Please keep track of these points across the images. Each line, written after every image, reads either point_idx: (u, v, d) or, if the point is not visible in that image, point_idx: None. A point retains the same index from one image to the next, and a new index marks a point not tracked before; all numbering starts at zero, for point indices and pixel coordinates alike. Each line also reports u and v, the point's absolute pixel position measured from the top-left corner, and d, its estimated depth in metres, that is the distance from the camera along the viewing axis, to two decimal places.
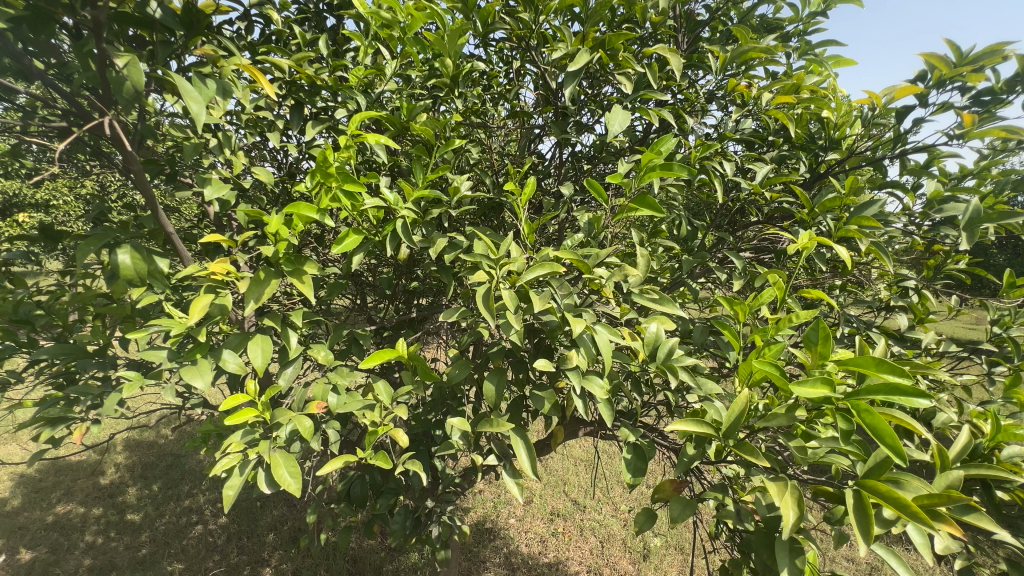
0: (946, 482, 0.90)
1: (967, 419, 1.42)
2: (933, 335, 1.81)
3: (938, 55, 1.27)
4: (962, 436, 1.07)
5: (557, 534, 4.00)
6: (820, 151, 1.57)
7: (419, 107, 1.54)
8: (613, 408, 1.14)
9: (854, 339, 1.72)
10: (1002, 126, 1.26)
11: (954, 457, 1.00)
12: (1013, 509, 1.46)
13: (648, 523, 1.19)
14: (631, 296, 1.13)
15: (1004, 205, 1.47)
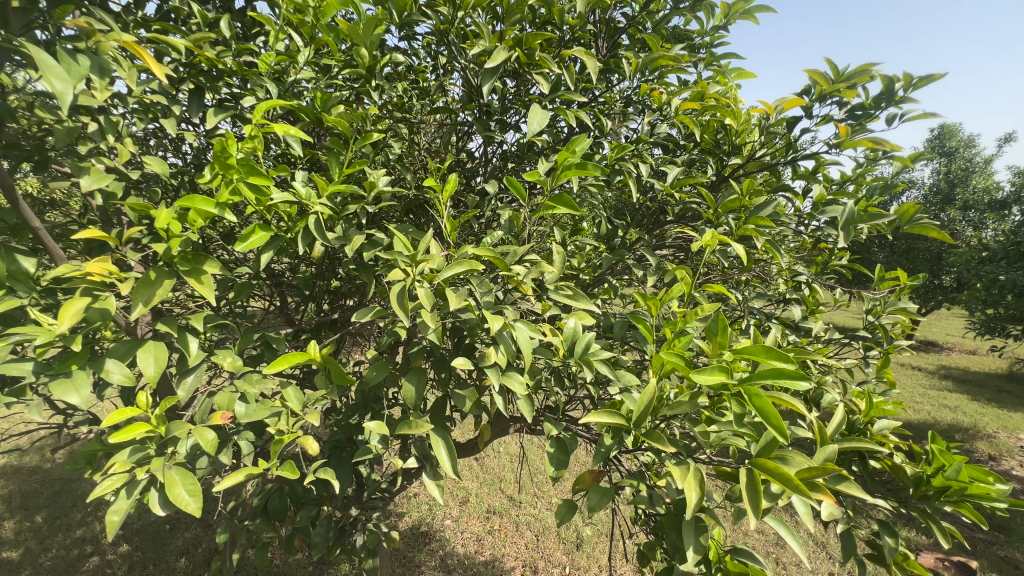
0: (824, 456, 1.00)
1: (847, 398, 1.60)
2: (822, 325, 2.02)
3: (820, 72, 1.41)
4: (840, 412, 1.19)
5: (493, 531, 4.02)
6: (725, 156, 1.68)
7: (335, 98, 1.46)
8: (534, 404, 1.15)
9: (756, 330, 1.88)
10: (870, 138, 1.42)
11: (833, 433, 1.11)
12: (883, 476, 1.66)
13: (569, 515, 1.21)
14: (548, 293, 1.14)
15: (874, 208, 1.67)
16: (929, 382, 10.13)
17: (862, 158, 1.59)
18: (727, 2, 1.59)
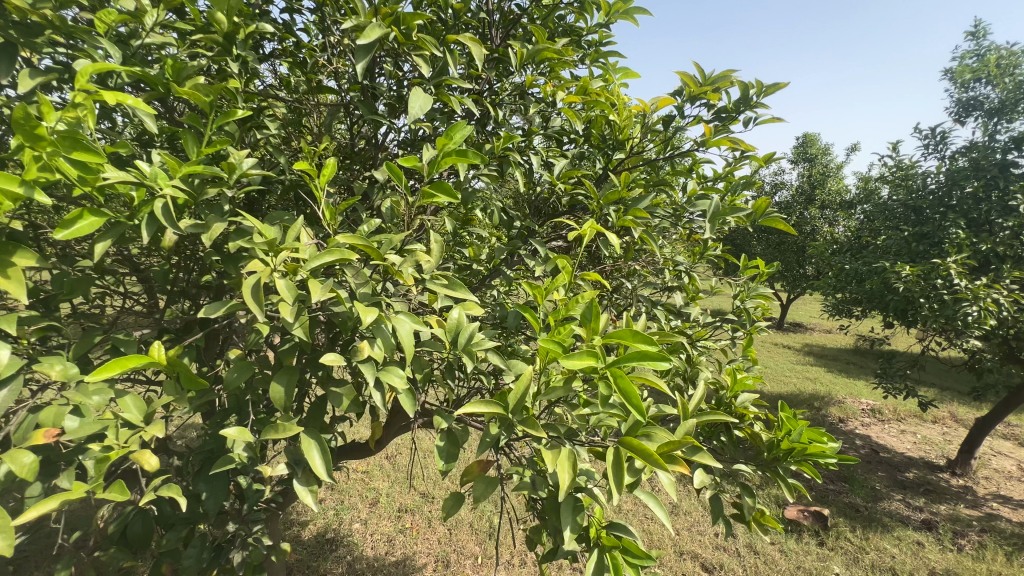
0: (685, 430, 1.08)
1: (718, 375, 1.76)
2: (699, 310, 2.21)
3: (688, 75, 1.52)
4: (703, 390, 1.29)
5: (405, 530, 3.93)
6: (610, 150, 1.76)
7: (190, 67, 1.29)
8: (416, 397, 1.12)
9: (641, 316, 2.02)
10: (730, 138, 1.56)
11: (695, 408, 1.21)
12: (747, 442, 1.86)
13: (456, 507, 1.20)
14: (425, 283, 1.11)
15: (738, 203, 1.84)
16: (796, 359, 11.68)
17: (727, 156, 1.74)
18: (609, 2, 1.66)
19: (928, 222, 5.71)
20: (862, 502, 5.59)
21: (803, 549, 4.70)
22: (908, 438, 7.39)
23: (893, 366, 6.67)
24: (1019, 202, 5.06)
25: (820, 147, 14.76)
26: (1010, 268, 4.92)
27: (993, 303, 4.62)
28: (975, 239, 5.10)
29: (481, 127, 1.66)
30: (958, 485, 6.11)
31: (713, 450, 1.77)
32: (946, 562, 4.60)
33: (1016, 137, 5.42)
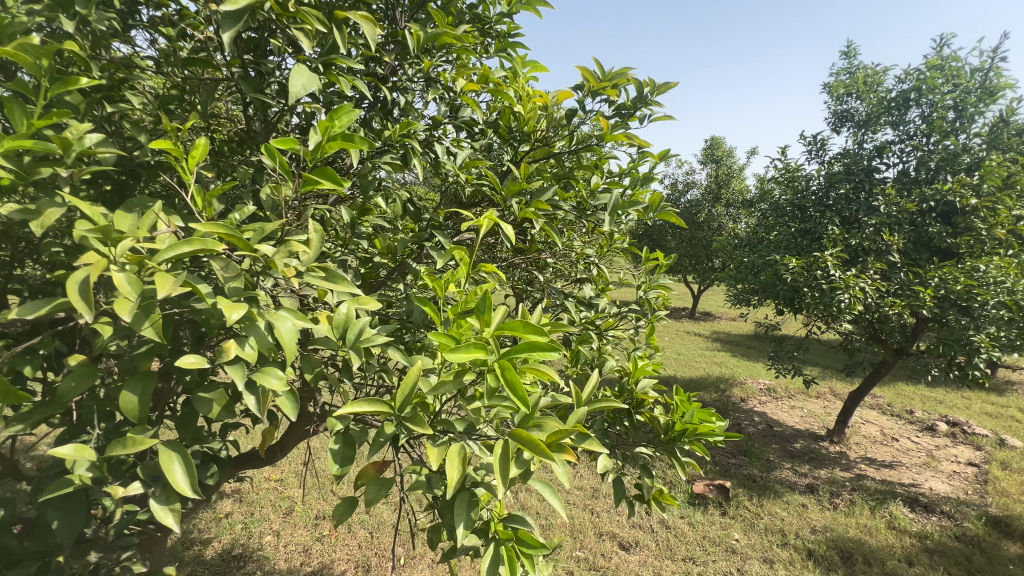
0: (576, 417, 1.11)
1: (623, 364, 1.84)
2: (609, 301, 2.31)
3: (587, 70, 1.55)
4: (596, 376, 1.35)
5: (323, 537, 3.73)
6: (517, 142, 1.76)
7: (16, 25, 1.09)
8: (298, 399, 1.05)
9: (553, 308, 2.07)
10: (627, 135, 1.62)
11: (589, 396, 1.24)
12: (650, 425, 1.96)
13: (348, 513, 1.14)
14: (303, 275, 1.04)
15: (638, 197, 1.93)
16: (705, 345, 12.65)
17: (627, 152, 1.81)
18: None
19: (810, 219, 6.42)
20: (758, 472, 6.20)
21: (708, 520, 5.11)
22: (796, 413, 8.30)
23: (783, 349, 7.44)
24: (880, 203, 5.83)
25: (725, 150, 16.04)
26: (873, 261, 5.66)
27: (860, 290, 5.30)
28: (846, 235, 5.81)
29: (386, 112, 1.62)
30: (834, 451, 6.96)
31: (619, 434, 1.85)
32: (825, 520, 5.21)
33: (878, 146, 6.24)
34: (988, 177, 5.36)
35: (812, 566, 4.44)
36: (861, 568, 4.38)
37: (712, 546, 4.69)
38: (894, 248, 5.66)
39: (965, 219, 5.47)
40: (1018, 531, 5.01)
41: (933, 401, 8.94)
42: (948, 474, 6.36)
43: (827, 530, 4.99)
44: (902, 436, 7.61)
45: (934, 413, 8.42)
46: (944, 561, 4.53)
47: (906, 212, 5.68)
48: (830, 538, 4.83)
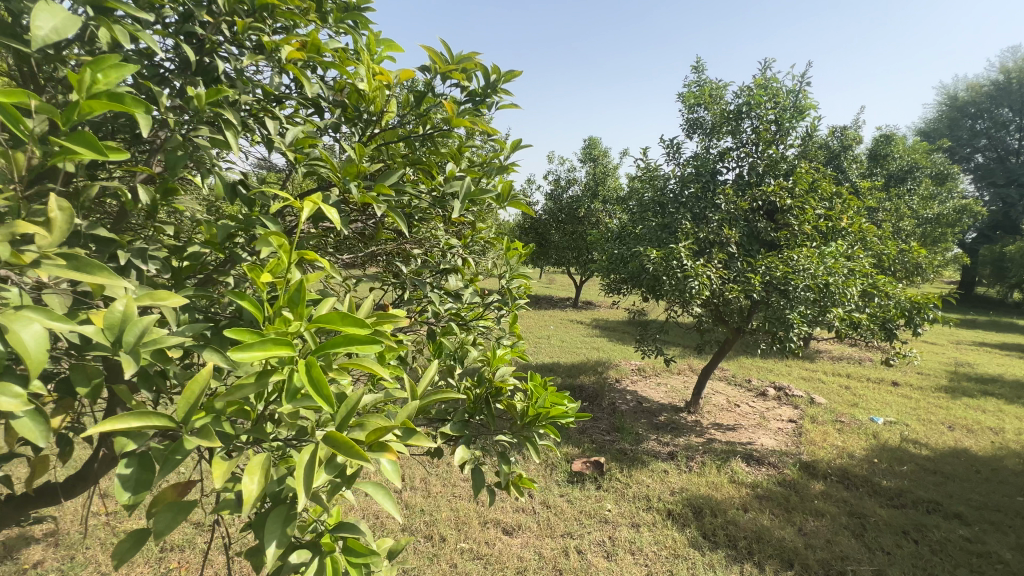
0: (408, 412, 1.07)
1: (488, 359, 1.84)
2: (474, 290, 2.34)
3: (432, 50, 1.52)
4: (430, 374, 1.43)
5: (169, 572, 3.24)
6: (364, 123, 1.68)
7: None
8: (48, 419, 0.86)
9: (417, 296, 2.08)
10: (476, 120, 1.62)
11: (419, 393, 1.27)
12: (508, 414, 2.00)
13: (135, 549, 0.96)
14: (48, 267, 0.85)
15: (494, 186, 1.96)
16: (585, 332, 13.52)
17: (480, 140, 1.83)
18: None
19: (668, 215, 7.14)
20: (628, 446, 6.78)
21: (585, 495, 5.47)
22: (661, 388, 9.27)
23: (649, 332, 8.23)
24: (721, 201, 6.74)
25: (601, 149, 17.17)
26: (717, 252, 6.48)
27: (707, 278, 6.04)
28: (696, 229, 6.57)
29: (206, 78, 1.49)
30: (691, 420, 7.89)
31: (480, 424, 1.87)
32: (682, 481, 5.89)
33: (720, 151, 7.15)
34: (799, 182, 6.44)
35: (671, 524, 4.98)
36: (709, 520, 5.02)
37: (588, 518, 5.03)
38: (732, 240, 6.54)
39: (784, 217, 6.51)
40: (821, 471, 6.15)
41: (765, 371, 10.59)
42: (774, 430, 7.59)
43: (683, 490, 5.64)
44: (741, 401, 8.91)
45: (765, 380, 9.99)
46: (770, 504, 5.39)
47: (741, 210, 6.68)
48: (685, 497, 5.47)
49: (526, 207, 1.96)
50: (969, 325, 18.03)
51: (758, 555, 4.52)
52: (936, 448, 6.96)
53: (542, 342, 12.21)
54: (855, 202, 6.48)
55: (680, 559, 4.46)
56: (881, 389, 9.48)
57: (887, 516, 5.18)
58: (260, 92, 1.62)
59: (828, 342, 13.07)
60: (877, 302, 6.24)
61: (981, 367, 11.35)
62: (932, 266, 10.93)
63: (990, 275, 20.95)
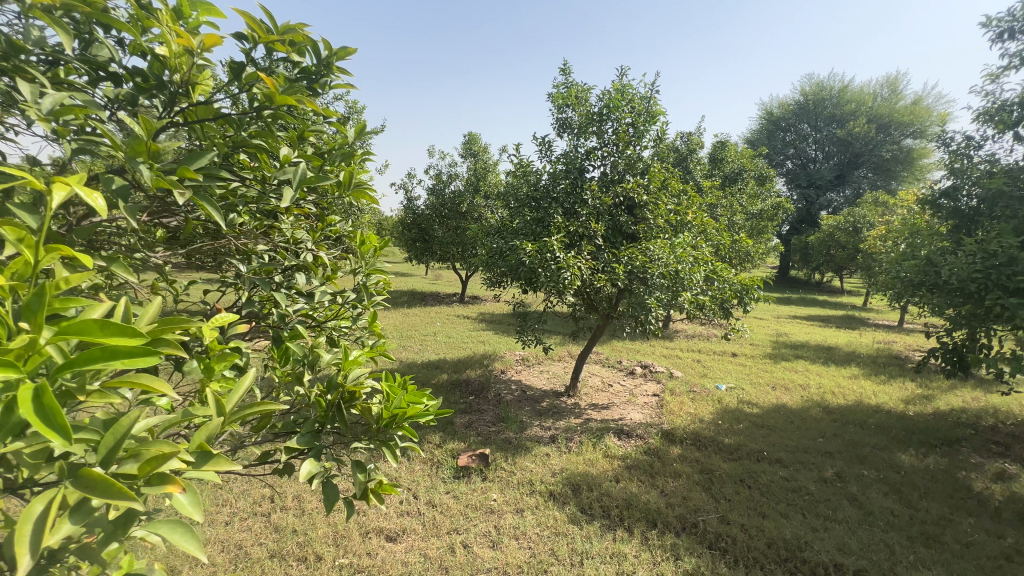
0: (203, 436, 1.02)
1: (341, 365, 1.73)
2: (327, 287, 2.22)
3: (249, 15, 1.39)
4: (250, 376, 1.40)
5: None
6: (168, 94, 1.47)
7: None
8: None
9: (259, 300, 1.91)
10: (304, 97, 1.52)
11: (228, 406, 1.26)
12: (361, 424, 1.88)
13: None
14: None
15: (335, 172, 1.87)
16: (471, 327, 13.58)
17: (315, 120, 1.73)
18: None
19: (542, 210, 7.45)
20: (513, 434, 6.97)
21: (471, 488, 5.50)
22: (543, 375, 9.71)
23: (529, 323, 8.54)
24: (588, 197, 7.23)
25: (481, 146, 17.36)
26: (586, 244, 6.95)
27: (577, 269, 6.42)
28: (567, 223, 6.97)
29: None
30: (570, 403, 8.37)
31: (334, 433, 1.75)
32: (562, 462, 6.21)
33: (587, 150, 7.65)
34: (653, 180, 7.16)
35: (552, 504, 5.23)
36: (585, 495, 5.37)
37: (474, 511, 5.05)
38: (598, 233, 7.07)
39: (641, 211, 7.20)
40: (678, 437, 6.97)
41: (633, 352, 11.66)
42: (641, 405, 8.42)
43: (563, 470, 5.96)
44: (614, 381, 9.71)
45: (633, 360, 11.01)
46: (637, 472, 5.95)
47: (605, 205, 7.23)
48: (565, 476, 5.78)
49: (372, 197, 1.90)
50: (787, 301, 21.87)
51: (628, 520, 4.95)
52: (763, 406, 8.30)
53: (428, 339, 12.01)
54: (698, 198, 7.40)
55: (561, 536, 4.70)
56: (724, 361, 11.02)
57: (727, 468, 6.03)
58: (14, 50, 1.32)
59: (684, 322, 14.84)
60: (717, 285, 7.21)
61: (795, 336, 13.82)
62: (757, 254, 13.00)
63: (800, 260, 25.62)
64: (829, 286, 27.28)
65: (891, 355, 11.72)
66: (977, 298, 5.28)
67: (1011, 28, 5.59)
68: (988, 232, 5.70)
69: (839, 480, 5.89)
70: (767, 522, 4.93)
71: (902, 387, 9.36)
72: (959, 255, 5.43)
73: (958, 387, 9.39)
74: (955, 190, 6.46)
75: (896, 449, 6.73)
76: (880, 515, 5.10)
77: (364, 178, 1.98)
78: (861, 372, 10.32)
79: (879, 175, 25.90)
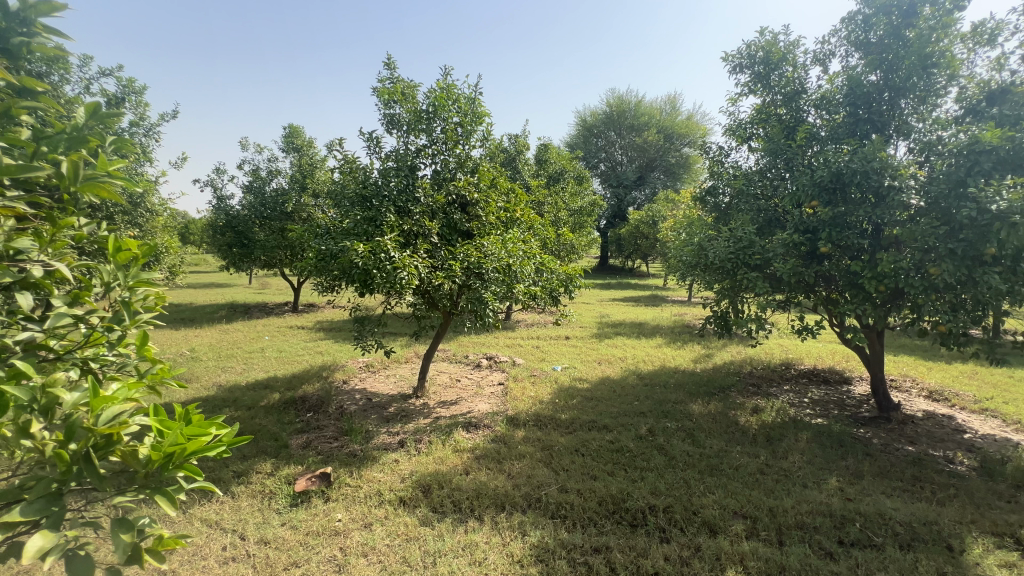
0: None
1: (90, 407, 1.39)
2: (72, 305, 1.77)
3: None
4: None
5: None
6: None
7: None
8: None
9: None
10: None
11: None
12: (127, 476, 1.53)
13: None
14: None
15: (58, 159, 1.56)
16: (307, 338, 12.40)
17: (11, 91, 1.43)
18: None
19: (374, 209, 7.16)
20: (358, 446, 6.57)
21: (311, 513, 5.03)
22: (390, 380, 9.38)
23: (367, 327, 8.14)
24: (421, 195, 7.23)
25: (306, 140, 15.94)
26: (421, 243, 6.90)
27: (414, 268, 6.31)
28: (399, 222, 6.84)
29: None
30: (418, 404, 8.24)
31: (83, 492, 1.39)
32: (411, 466, 6.07)
33: (417, 148, 7.59)
34: (483, 178, 7.45)
35: (403, 511, 5.08)
36: (436, 494, 5.35)
37: (316, 538, 4.62)
38: (433, 232, 7.10)
39: (474, 209, 7.44)
40: (521, 421, 7.41)
41: (479, 345, 12.01)
42: (488, 395, 8.74)
43: (413, 474, 5.83)
44: (462, 375, 9.88)
45: (479, 353, 11.34)
46: (486, 460, 6.15)
47: (437, 203, 7.30)
48: (415, 480, 5.67)
49: (115, 189, 1.61)
50: (608, 286, 24.98)
51: (479, 509, 5.08)
52: (592, 381, 9.35)
53: (253, 356, 10.59)
54: (524, 197, 7.95)
55: (413, 541, 4.60)
56: (559, 344, 12.10)
57: (564, 441, 6.63)
58: None
59: (524, 313, 15.83)
60: (546, 276, 7.82)
61: (615, 316, 15.88)
62: (580, 245, 14.57)
63: (616, 250, 29.51)
64: (638, 272, 32.00)
65: (684, 325, 14.29)
66: (731, 274, 6.72)
67: (740, 63, 7.21)
68: (735, 222, 7.30)
69: (650, 434, 6.96)
70: (598, 483, 5.57)
71: (691, 349, 11.47)
72: (719, 241, 6.84)
73: (728, 345, 11.91)
74: (714, 189, 8.12)
75: (689, 401, 8.23)
76: (679, 458, 6.19)
77: (108, 168, 1.68)
78: (663, 341, 12.35)
79: (668, 177, 31.22)
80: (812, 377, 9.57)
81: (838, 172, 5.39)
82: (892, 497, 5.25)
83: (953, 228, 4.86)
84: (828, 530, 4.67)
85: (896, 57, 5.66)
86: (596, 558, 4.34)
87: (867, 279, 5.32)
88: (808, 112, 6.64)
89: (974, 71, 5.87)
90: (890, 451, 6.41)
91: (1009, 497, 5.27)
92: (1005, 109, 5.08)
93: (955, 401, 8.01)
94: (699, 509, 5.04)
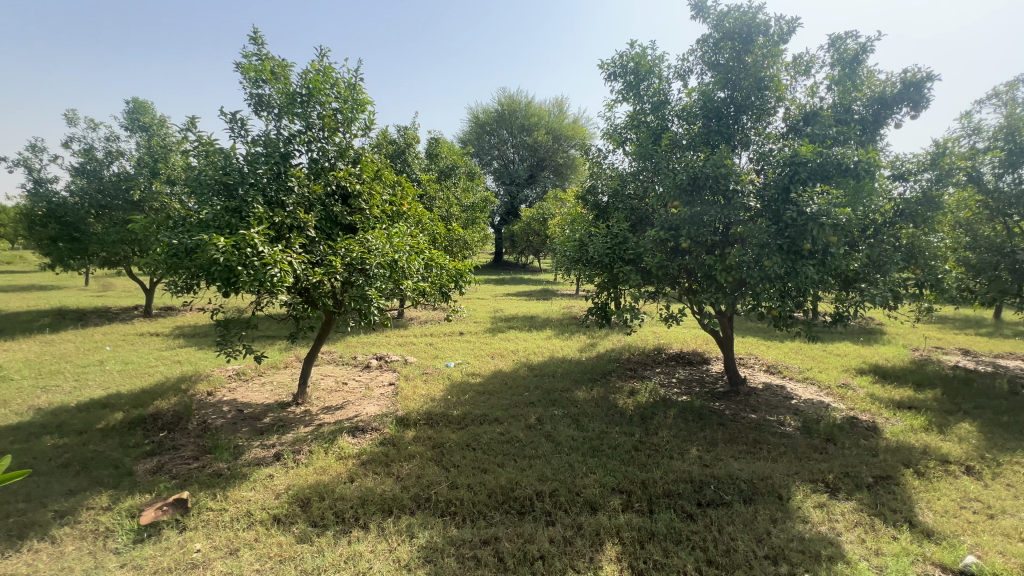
0: None
1: None
2: None
3: None
4: None
5: None
6: None
7: None
8: None
9: None
10: None
11: None
12: None
13: None
14: None
15: None
16: (161, 346, 10.74)
17: None
18: None
19: (239, 199, 6.37)
20: (224, 464, 5.86)
21: (162, 547, 4.36)
22: (266, 387, 8.55)
23: (234, 331, 7.28)
24: (294, 185, 6.63)
25: (157, 117, 13.77)
26: (296, 236, 6.33)
27: (288, 264, 5.77)
28: (269, 213, 6.21)
29: None
30: (299, 412, 7.60)
31: None
32: (288, 479, 5.56)
33: (290, 134, 6.95)
34: (365, 169, 7.09)
35: (277, 530, 4.64)
36: (316, 506, 4.96)
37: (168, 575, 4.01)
38: (309, 224, 6.56)
39: (356, 201, 7.05)
40: (412, 420, 7.21)
41: (368, 345, 11.46)
42: (377, 396, 8.37)
43: (290, 488, 5.35)
44: (349, 378, 9.35)
45: (369, 354, 10.83)
46: (373, 465, 5.87)
47: (314, 194, 6.77)
48: (292, 494, 5.20)
49: None
50: (502, 282, 25.48)
51: (364, 517, 4.81)
52: (484, 375, 9.43)
53: (88, 371, 8.91)
54: (410, 190, 7.73)
55: (288, 561, 4.22)
56: (453, 340, 12.05)
57: (456, 437, 6.59)
58: None
59: (417, 310, 15.50)
60: (436, 271, 7.64)
61: (508, 310, 16.26)
62: (473, 241, 14.61)
63: (510, 246, 30.24)
64: (532, 268, 33.20)
65: (571, 317, 15.12)
66: (609, 267, 7.21)
67: (614, 72, 7.72)
68: (612, 220, 7.84)
69: (538, 423, 7.21)
70: (487, 475, 5.61)
71: (578, 340, 12.17)
72: (598, 237, 7.29)
73: (610, 334, 12.85)
74: (593, 188, 8.63)
75: (575, 388, 8.70)
76: (565, 443, 6.49)
77: None
78: (553, 333, 12.93)
79: (557, 176, 32.64)
80: (678, 359, 10.72)
81: (695, 176, 6.04)
82: (739, 459, 6.07)
83: (781, 227, 5.73)
84: (689, 494, 5.24)
85: (737, 78, 6.51)
86: (484, 550, 4.37)
87: (717, 271, 6.06)
88: (671, 122, 7.33)
89: (795, 95, 6.95)
90: (738, 419, 7.41)
91: (821, 449, 6.40)
92: (816, 129, 6.12)
93: (786, 372, 9.54)
94: (581, 490, 5.33)
